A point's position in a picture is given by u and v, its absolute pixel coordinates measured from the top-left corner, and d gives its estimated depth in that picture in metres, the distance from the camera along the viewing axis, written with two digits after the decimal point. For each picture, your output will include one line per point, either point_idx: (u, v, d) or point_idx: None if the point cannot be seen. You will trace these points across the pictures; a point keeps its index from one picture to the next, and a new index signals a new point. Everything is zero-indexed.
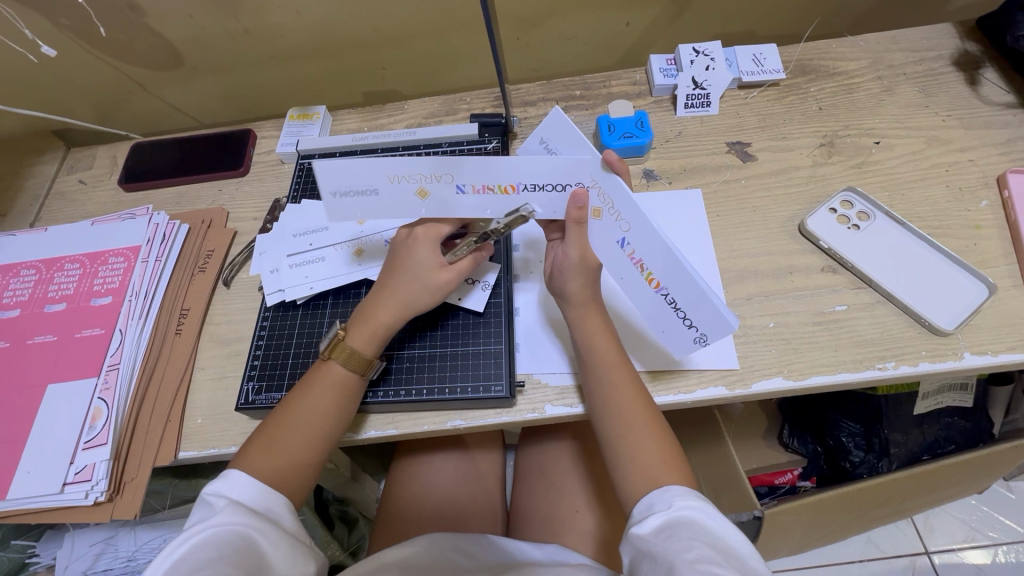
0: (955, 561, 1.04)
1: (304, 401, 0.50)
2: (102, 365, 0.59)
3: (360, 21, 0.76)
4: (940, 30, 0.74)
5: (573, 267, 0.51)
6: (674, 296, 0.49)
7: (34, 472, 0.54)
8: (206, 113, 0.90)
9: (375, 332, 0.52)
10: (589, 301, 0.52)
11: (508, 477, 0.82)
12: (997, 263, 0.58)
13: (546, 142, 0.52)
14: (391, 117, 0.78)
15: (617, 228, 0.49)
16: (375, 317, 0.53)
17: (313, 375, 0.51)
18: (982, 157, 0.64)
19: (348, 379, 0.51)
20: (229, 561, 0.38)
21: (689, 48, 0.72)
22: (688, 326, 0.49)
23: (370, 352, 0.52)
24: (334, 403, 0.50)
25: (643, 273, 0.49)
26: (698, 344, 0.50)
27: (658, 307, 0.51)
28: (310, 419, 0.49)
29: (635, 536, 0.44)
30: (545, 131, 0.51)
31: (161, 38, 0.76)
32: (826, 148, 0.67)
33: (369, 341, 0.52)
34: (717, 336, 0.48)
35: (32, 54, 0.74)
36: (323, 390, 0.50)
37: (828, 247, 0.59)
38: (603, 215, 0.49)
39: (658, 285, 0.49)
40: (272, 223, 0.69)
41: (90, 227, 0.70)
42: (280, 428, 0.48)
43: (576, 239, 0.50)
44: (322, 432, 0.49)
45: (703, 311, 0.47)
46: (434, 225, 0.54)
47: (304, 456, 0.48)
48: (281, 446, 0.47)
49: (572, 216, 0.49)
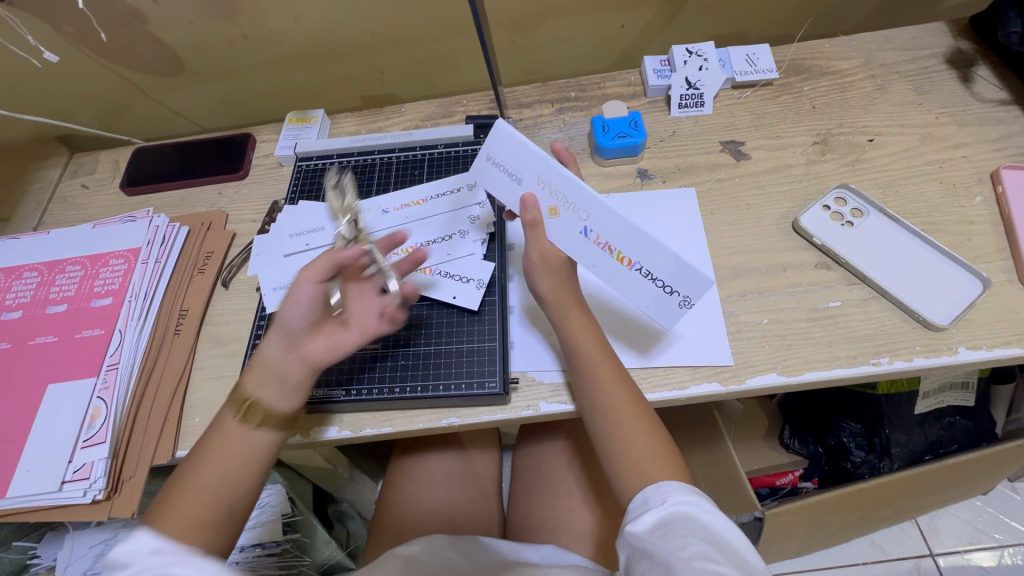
0: (960, 563, 1.02)
1: (198, 455, 0.46)
2: (101, 365, 0.60)
3: (357, 27, 0.78)
4: (932, 29, 0.74)
5: (537, 268, 0.53)
6: (647, 269, 0.51)
7: (34, 470, 0.55)
8: (207, 120, 0.91)
9: (256, 376, 0.47)
10: (565, 297, 0.52)
11: (506, 477, 0.83)
12: (992, 258, 0.57)
13: (492, 158, 0.53)
14: (388, 120, 0.79)
15: (576, 219, 0.51)
16: (260, 356, 0.48)
17: (208, 429, 0.48)
18: (975, 154, 0.64)
19: (231, 435, 0.46)
20: None
21: (682, 49, 0.72)
22: (669, 292, 0.51)
23: (253, 398, 0.47)
24: (224, 457, 0.46)
25: (613, 254, 0.52)
26: (683, 308, 0.52)
27: (634, 286, 0.53)
28: (210, 474, 0.45)
29: (630, 534, 0.43)
30: (490, 148, 0.53)
31: (163, 45, 0.77)
32: (820, 147, 0.67)
33: (252, 382, 0.47)
34: (699, 295, 0.50)
35: (37, 59, 0.76)
36: (218, 442, 0.46)
37: (821, 243, 0.59)
38: (560, 212, 0.52)
39: (630, 262, 0.52)
40: (270, 224, 0.69)
41: (91, 230, 0.71)
42: (173, 484, 0.45)
43: (535, 240, 0.52)
44: (214, 490, 0.44)
45: (678, 273, 0.50)
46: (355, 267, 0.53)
47: (197, 513, 0.43)
48: (173, 504, 0.44)
49: (526, 219, 0.51)
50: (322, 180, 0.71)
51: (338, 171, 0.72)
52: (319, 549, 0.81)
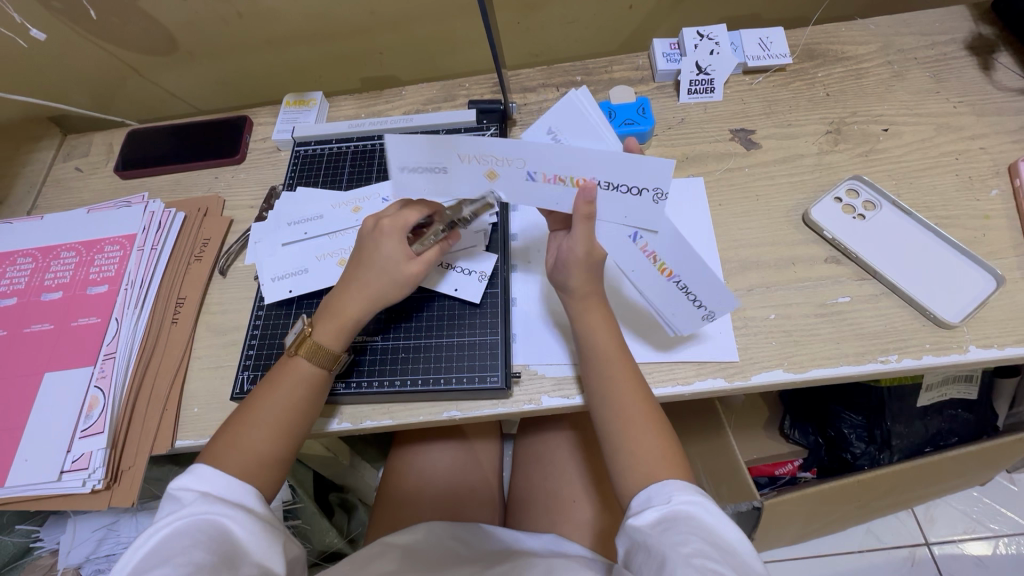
0: (954, 552, 1.03)
1: (267, 392, 0.50)
2: (98, 354, 0.59)
3: (357, 5, 0.75)
4: (954, 13, 0.71)
5: (578, 262, 0.49)
6: (682, 279, 0.50)
7: (33, 459, 0.54)
8: (202, 100, 0.89)
9: (340, 327, 0.51)
10: (588, 294, 0.51)
11: (506, 467, 0.82)
12: (1007, 254, 0.56)
13: (405, 168, 0.48)
14: (388, 104, 0.77)
15: (515, 168, 0.46)
16: (344, 308, 0.52)
17: (274, 369, 0.52)
18: (993, 145, 0.62)
19: (300, 380, 0.50)
20: (204, 548, 0.39)
21: (693, 31, 0.70)
22: (638, 194, 0.46)
23: (337, 347, 0.51)
24: (292, 402, 0.49)
25: (656, 264, 0.51)
26: (661, 202, 0.46)
27: (640, 214, 0.48)
28: (277, 417, 0.49)
29: (631, 528, 0.43)
30: (401, 158, 0.47)
31: (155, 22, 0.74)
32: (832, 136, 0.65)
33: (336, 336, 0.51)
34: (668, 179, 0.44)
35: (23, 37, 0.73)
36: (277, 387, 0.50)
37: (832, 237, 0.58)
38: (499, 173, 0.47)
39: (591, 181, 0.46)
40: (268, 211, 0.68)
41: (86, 215, 0.69)
42: (242, 417, 0.49)
43: (582, 234, 0.48)
44: (277, 429, 0.48)
45: (711, 285, 0.49)
46: (399, 217, 0.52)
47: (260, 451, 0.47)
48: (237, 440, 0.47)
49: (581, 212, 0.46)
50: (320, 165, 0.70)
51: (337, 157, 0.70)
52: (318, 537, 0.81)
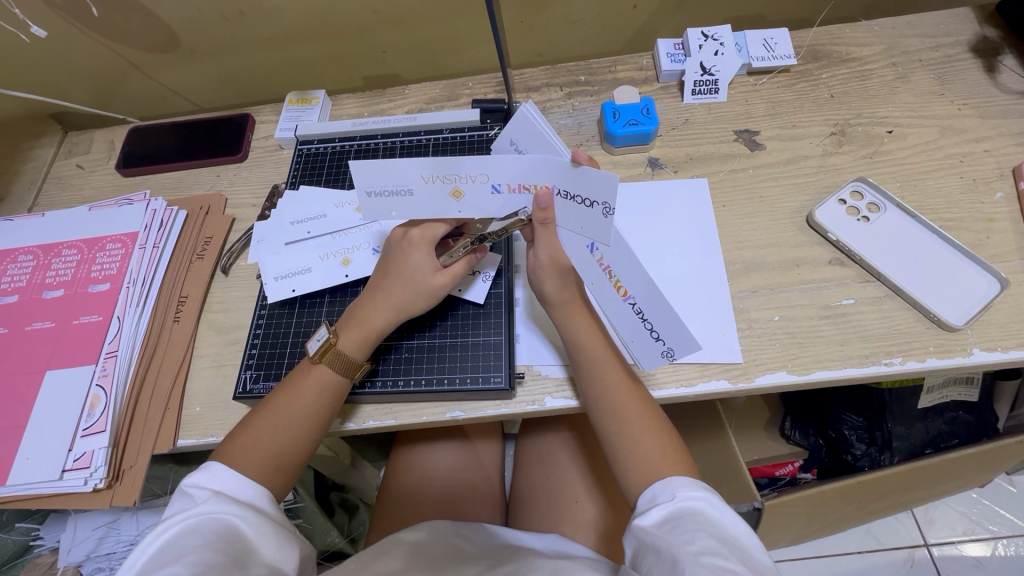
0: (953, 554, 1.03)
1: (285, 395, 0.50)
2: (100, 352, 0.59)
3: (360, 4, 0.75)
4: (958, 15, 0.71)
5: (544, 269, 0.49)
6: (640, 303, 0.48)
7: (35, 457, 0.54)
8: (203, 98, 0.89)
9: (364, 338, 0.52)
10: (572, 300, 0.50)
11: (507, 467, 0.82)
12: (1011, 256, 0.56)
13: (371, 192, 0.47)
14: (392, 102, 0.77)
15: (480, 184, 0.45)
16: (369, 320, 0.52)
17: (294, 372, 0.52)
18: (997, 148, 0.62)
19: (320, 388, 0.50)
20: (215, 548, 0.39)
21: (698, 31, 0.69)
22: (590, 205, 0.44)
23: (361, 356, 0.52)
24: (309, 409, 0.49)
25: (611, 279, 0.48)
26: (608, 217, 0.44)
27: (590, 225, 0.45)
28: (292, 421, 0.49)
29: (637, 527, 0.43)
30: (366, 182, 0.46)
31: (156, 19, 0.74)
32: (836, 138, 0.65)
33: (359, 346, 0.52)
34: (616, 194, 0.42)
35: (25, 34, 0.73)
36: (294, 393, 0.49)
37: (836, 239, 0.58)
38: (464, 191, 0.46)
39: (548, 189, 0.45)
40: (271, 209, 0.68)
41: (87, 213, 0.69)
42: (257, 419, 0.49)
43: (544, 239, 0.48)
44: (291, 432, 0.48)
45: (673, 325, 0.47)
46: (429, 228, 0.51)
47: (273, 454, 0.47)
48: (251, 442, 0.47)
49: (538, 218, 0.46)
50: (323, 164, 0.69)
51: (339, 156, 0.70)
52: (319, 537, 0.81)
